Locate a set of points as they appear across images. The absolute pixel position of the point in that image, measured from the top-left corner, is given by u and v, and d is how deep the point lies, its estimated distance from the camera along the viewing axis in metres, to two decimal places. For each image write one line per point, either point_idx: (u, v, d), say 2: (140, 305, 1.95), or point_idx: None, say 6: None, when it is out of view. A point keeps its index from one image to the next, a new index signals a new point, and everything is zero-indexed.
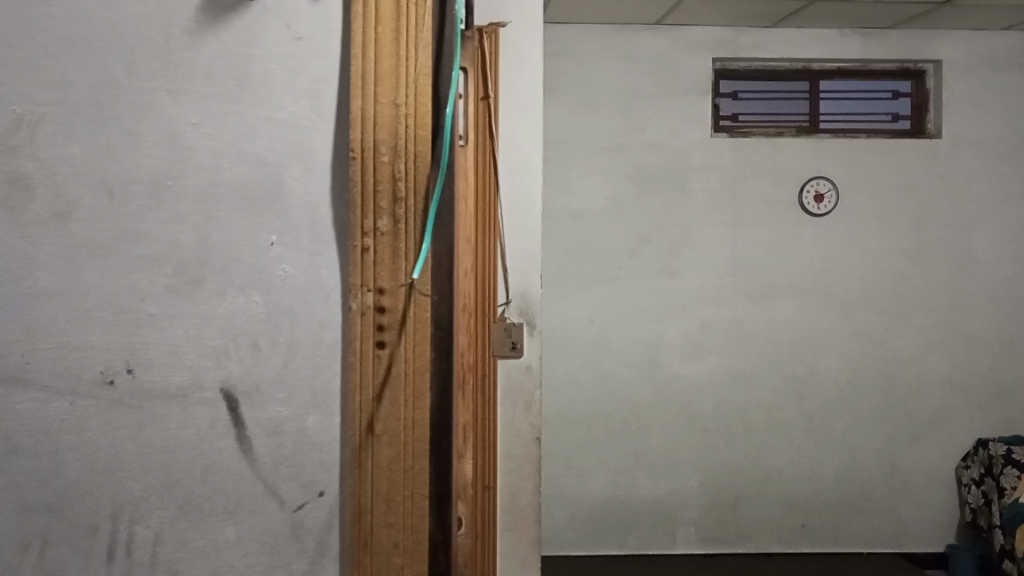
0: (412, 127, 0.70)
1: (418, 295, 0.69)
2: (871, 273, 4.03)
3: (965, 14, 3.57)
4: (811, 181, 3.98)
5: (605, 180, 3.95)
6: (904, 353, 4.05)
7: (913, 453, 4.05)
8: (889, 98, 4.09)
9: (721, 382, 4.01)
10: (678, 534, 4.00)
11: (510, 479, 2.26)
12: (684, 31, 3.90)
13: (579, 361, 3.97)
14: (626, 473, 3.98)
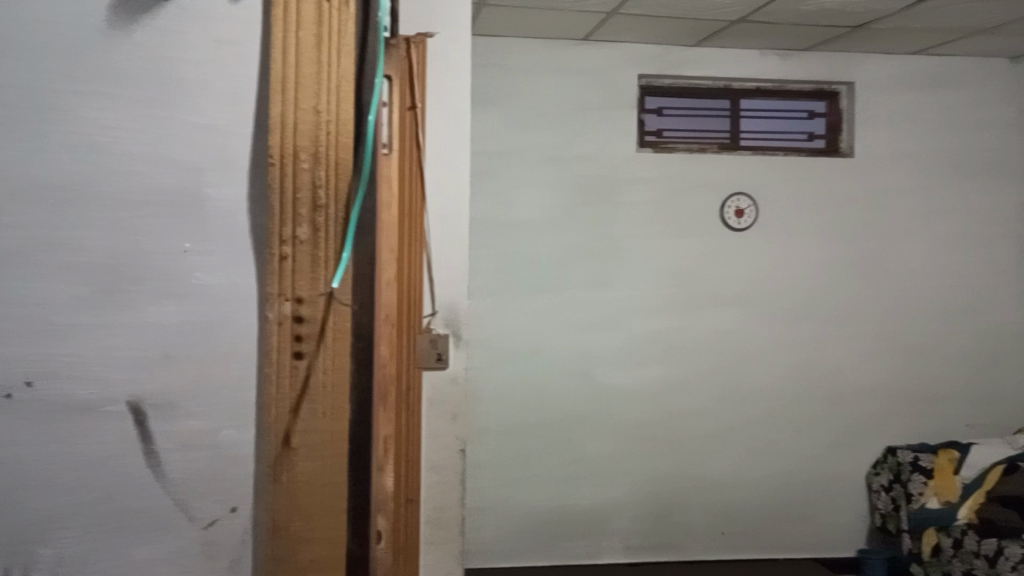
0: (332, 134, 0.74)
1: (337, 304, 0.75)
2: (791, 286, 4.15)
3: (879, 37, 3.72)
4: (733, 197, 4.08)
5: (535, 192, 3.97)
6: (822, 363, 4.18)
7: (828, 461, 4.18)
8: (805, 117, 4.23)
9: (649, 392, 4.06)
10: (604, 544, 4.03)
11: (435, 491, 2.24)
12: (612, 47, 3.97)
13: (510, 371, 3.97)
14: (554, 484, 4.00)
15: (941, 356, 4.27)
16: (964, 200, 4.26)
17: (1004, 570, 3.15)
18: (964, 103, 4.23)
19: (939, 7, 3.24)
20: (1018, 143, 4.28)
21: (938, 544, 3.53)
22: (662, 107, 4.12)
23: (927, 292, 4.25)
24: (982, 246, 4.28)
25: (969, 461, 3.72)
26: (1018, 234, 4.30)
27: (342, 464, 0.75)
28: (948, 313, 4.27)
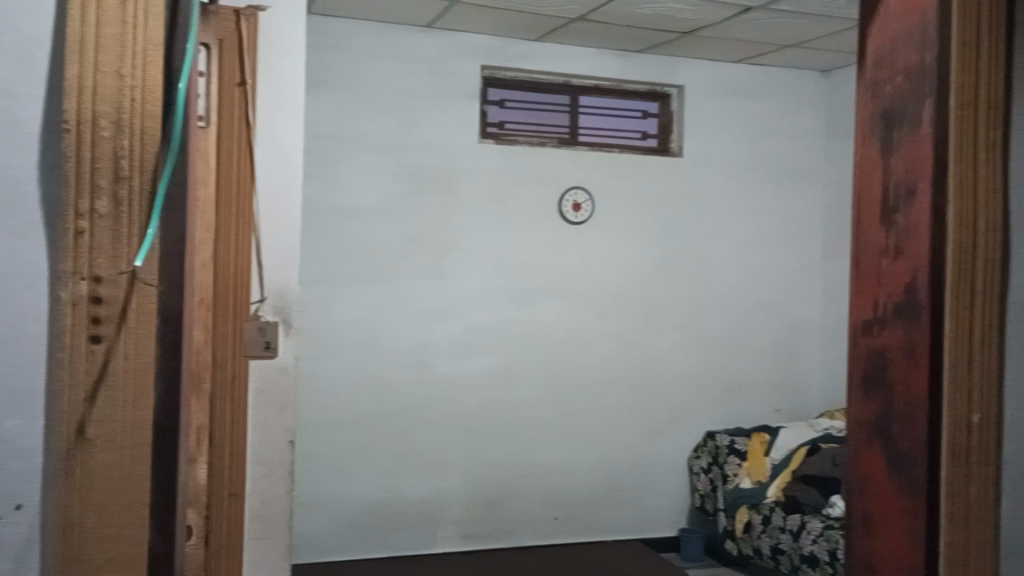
0: (139, 100, 0.67)
1: (141, 284, 0.68)
2: (623, 279, 4.32)
3: (707, 44, 3.92)
4: (571, 191, 4.19)
5: (375, 178, 3.90)
6: (649, 352, 4.38)
7: (654, 445, 4.40)
8: (639, 117, 4.38)
9: (485, 381, 4.10)
10: (439, 534, 4.04)
11: (261, 485, 2.15)
12: (456, 36, 3.97)
13: (346, 362, 3.89)
14: (389, 476, 3.96)
15: (755, 346, 4.58)
16: (777, 201, 4.60)
17: (806, 543, 3.43)
18: (778, 111, 4.57)
19: (757, 20, 3.46)
20: (825, 151, 4.66)
21: (750, 521, 3.79)
22: (504, 99, 4.15)
23: (743, 286, 4.55)
24: (791, 243, 4.64)
25: (778, 444, 4.00)
26: (822, 234, 4.69)
27: (144, 451, 0.68)
28: (761, 307, 4.59)
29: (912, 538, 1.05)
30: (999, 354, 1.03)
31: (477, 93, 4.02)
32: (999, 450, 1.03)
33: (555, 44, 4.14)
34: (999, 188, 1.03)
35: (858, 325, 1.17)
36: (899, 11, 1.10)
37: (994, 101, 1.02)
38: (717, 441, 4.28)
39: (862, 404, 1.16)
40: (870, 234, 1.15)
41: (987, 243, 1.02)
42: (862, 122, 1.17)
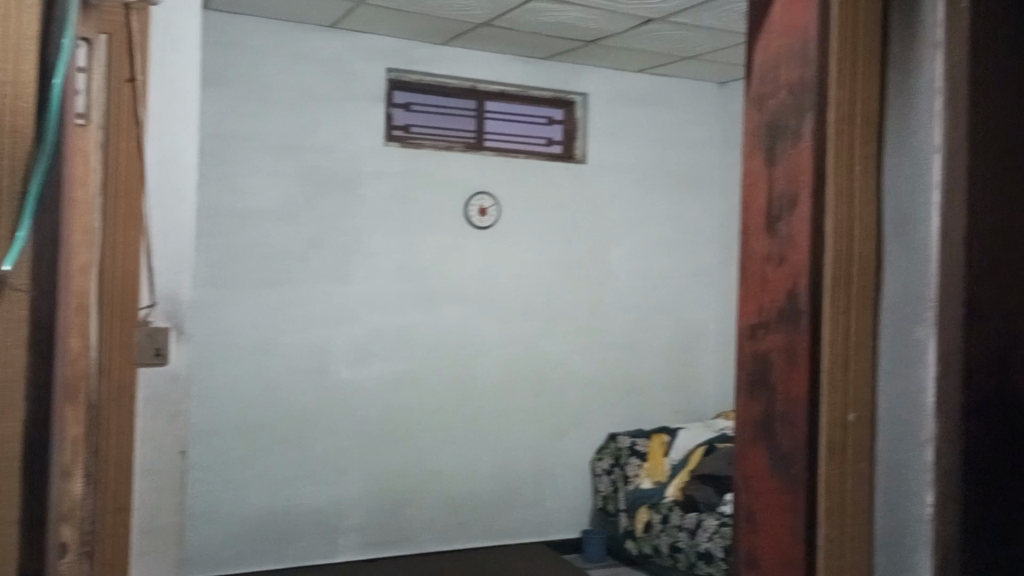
0: (9, 120, 0.76)
1: (12, 287, 0.78)
2: (526, 284, 4.35)
3: (609, 54, 4.00)
4: (475, 196, 4.20)
5: (273, 179, 3.79)
6: (552, 356, 4.41)
7: (556, 448, 4.44)
8: (543, 123, 4.41)
9: (388, 387, 4.05)
10: (340, 542, 3.97)
11: (150, 497, 2.07)
12: (360, 37, 3.92)
13: (242, 369, 3.76)
14: (288, 485, 3.86)
15: (654, 349, 4.69)
16: (675, 208, 4.73)
17: (702, 540, 3.55)
18: (676, 121, 4.70)
19: (659, 32, 3.55)
20: (720, 160, 4.83)
21: (649, 520, 3.88)
22: (409, 102, 4.11)
23: (643, 291, 4.65)
24: (689, 249, 4.77)
25: (676, 445, 4.13)
26: (720, 240, 4.84)
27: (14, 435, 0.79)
28: (659, 312, 4.70)
29: (792, 535, 1.10)
30: (872, 354, 1.11)
31: (381, 96, 3.98)
32: (872, 444, 1.11)
33: (460, 48, 4.14)
34: (872, 199, 1.11)
35: (743, 329, 1.21)
36: (781, 29, 1.15)
37: (869, 117, 1.10)
38: (618, 443, 4.35)
39: (746, 406, 1.20)
40: (754, 241, 1.19)
41: (862, 250, 1.10)
42: (748, 132, 1.21)
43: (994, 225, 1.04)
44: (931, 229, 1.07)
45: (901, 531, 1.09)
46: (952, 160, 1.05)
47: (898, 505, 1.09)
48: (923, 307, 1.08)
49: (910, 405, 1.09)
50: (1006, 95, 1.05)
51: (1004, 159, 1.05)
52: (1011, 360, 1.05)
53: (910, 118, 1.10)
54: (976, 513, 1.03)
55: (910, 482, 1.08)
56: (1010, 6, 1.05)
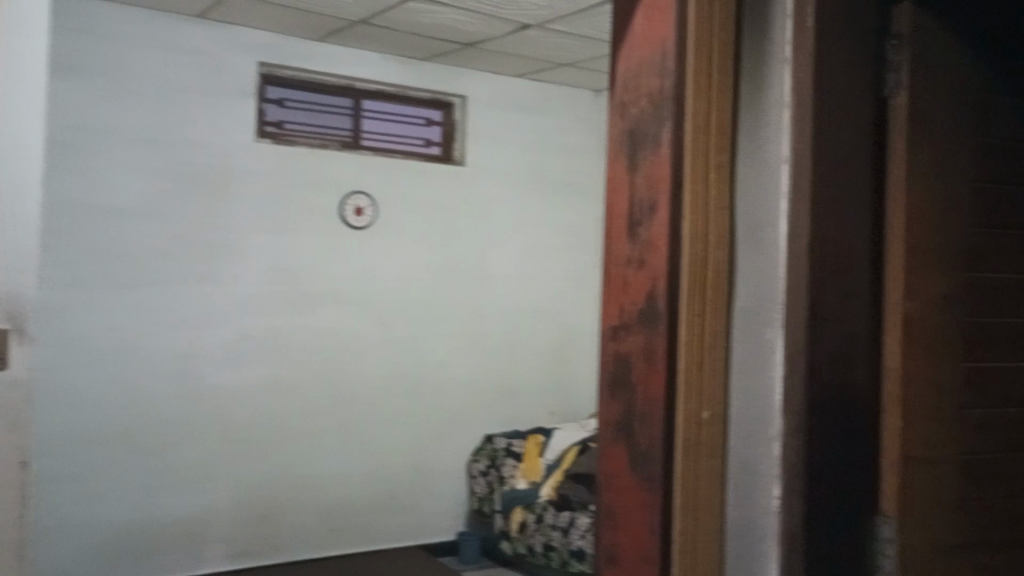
0: None
1: None
2: (404, 283, 3.95)
3: (490, 57, 3.87)
4: (351, 195, 3.81)
5: (133, 171, 3.35)
6: (430, 360, 4.03)
7: (432, 453, 4.04)
8: (422, 125, 4.03)
9: (261, 391, 3.62)
10: (206, 554, 3.52)
11: None
12: (232, 30, 3.52)
13: (97, 370, 3.30)
14: (148, 492, 3.39)
15: (536, 351, 4.36)
16: (560, 195, 4.43)
17: (575, 538, 3.46)
18: (563, 114, 4.43)
19: (536, 38, 3.51)
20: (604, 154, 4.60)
21: (524, 520, 3.76)
22: (284, 98, 3.69)
23: (524, 286, 4.30)
24: (575, 246, 4.49)
25: (552, 445, 3.95)
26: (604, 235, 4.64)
27: None
28: (541, 313, 4.37)
29: (649, 530, 1.14)
30: (725, 353, 1.15)
31: (251, 90, 3.58)
32: (724, 442, 1.16)
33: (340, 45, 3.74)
34: (726, 206, 1.15)
35: (606, 331, 1.23)
36: (642, 40, 1.19)
37: (723, 128, 1.14)
38: (494, 445, 4.08)
39: (607, 406, 1.22)
40: (617, 246, 1.22)
41: (717, 255, 1.14)
42: (612, 139, 1.24)
43: (835, 234, 1.11)
44: (778, 236, 1.13)
45: (750, 525, 1.14)
46: (798, 170, 1.11)
47: (747, 499, 1.15)
48: (771, 310, 1.13)
49: (758, 403, 1.14)
50: (846, 112, 1.12)
51: (843, 173, 1.12)
52: (848, 360, 1.12)
53: (761, 130, 1.16)
54: (816, 503, 1.10)
55: (757, 477, 1.14)
56: (850, 29, 1.12)
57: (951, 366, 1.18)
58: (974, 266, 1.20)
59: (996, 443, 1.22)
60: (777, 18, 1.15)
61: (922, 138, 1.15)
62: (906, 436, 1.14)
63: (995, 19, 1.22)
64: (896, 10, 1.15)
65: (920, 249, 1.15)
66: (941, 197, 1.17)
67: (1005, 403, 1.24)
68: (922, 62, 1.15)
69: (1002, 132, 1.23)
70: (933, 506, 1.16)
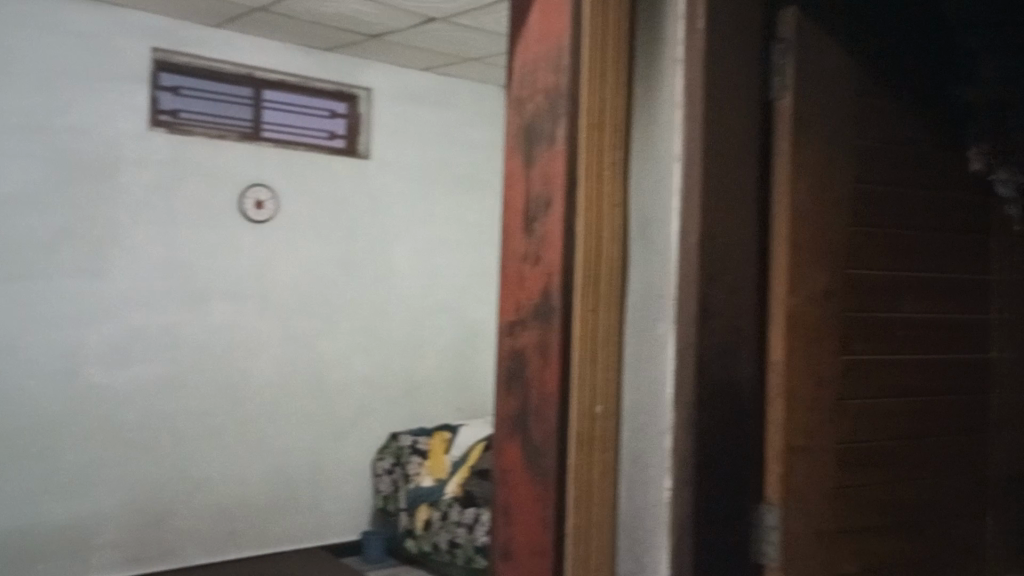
0: None
1: None
2: (302, 273, 3.74)
3: (396, 52, 3.68)
4: (250, 188, 3.59)
5: (10, 156, 3.07)
6: (331, 359, 3.82)
7: (332, 450, 3.83)
8: (326, 117, 3.81)
9: (151, 392, 3.37)
10: (93, 560, 3.25)
11: None
12: (119, 12, 3.26)
13: None
14: (28, 499, 3.11)
15: (442, 347, 4.19)
16: (469, 187, 4.28)
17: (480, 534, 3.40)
18: (474, 107, 4.28)
19: (441, 35, 3.34)
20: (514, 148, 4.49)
21: (428, 519, 3.62)
22: (179, 86, 3.44)
23: (427, 278, 4.12)
24: (482, 242, 4.34)
25: (458, 442, 3.83)
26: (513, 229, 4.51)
27: None
28: (445, 310, 4.19)
29: (543, 524, 1.14)
30: (618, 348, 1.17)
31: (143, 76, 3.33)
32: (617, 435, 1.17)
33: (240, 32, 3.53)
34: (620, 204, 1.16)
35: (503, 326, 1.23)
36: (538, 37, 1.19)
37: (616, 125, 1.15)
38: (400, 443, 3.90)
39: (504, 401, 1.23)
40: (513, 241, 1.22)
41: (610, 251, 1.15)
42: (509, 135, 1.24)
43: (724, 231, 1.14)
44: (670, 233, 1.16)
45: (640, 517, 1.17)
46: (688, 168, 1.13)
47: (639, 491, 1.17)
48: (662, 305, 1.17)
49: (649, 397, 1.17)
50: (734, 112, 1.15)
51: (732, 171, 1.15)
52: (735, 354, 1.15)
53: (654, 129, 1.18)
54: (704, 494, 1.12)
55: (648, 468, 1.17)
56: (738, 33, 1.15)
57: (832, 359, 1.23)
58: (853, 263, 1.26)
59: (873, 432, 1.28)
60: (669, 20, 1.17)
61: (805, 139, 1.19)
62: (789, 427, 1.18)
63: (874, 27, 1.27)
64: (780, 16, 1.19)
65: (804, 247, 1.20)
66: (823, 197, 1.22)
67: (882, 394, 1.30)
68: (805, 67, 1.19)
69: (879, 135, 1.29)
70: (817, 494, 1.21)
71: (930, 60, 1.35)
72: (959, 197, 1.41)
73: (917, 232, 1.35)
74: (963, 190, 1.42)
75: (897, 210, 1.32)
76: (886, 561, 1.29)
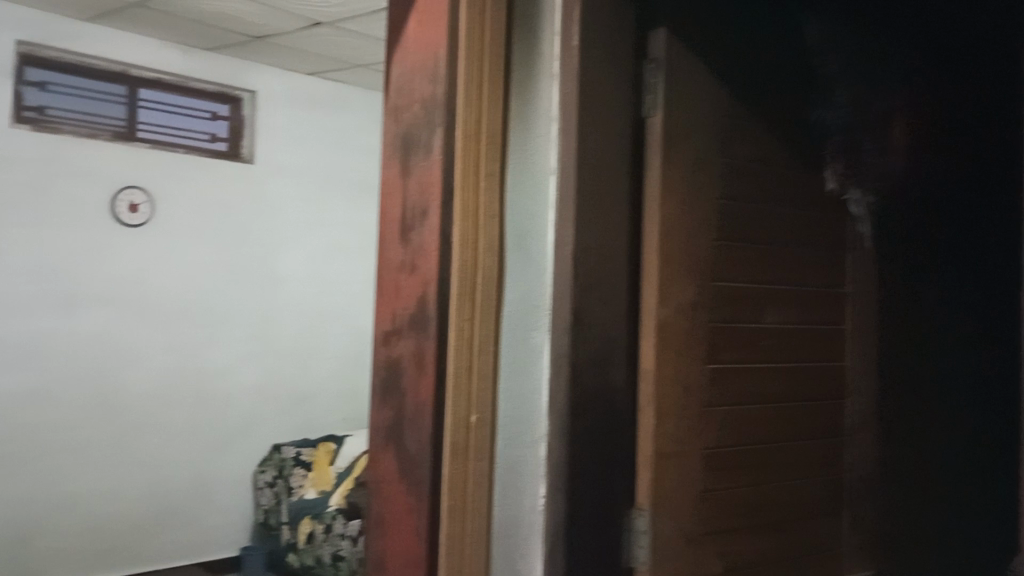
0: None
1: None
2: (182, 279, 3.57)
3: (284, 55, 3.59)
4: (124, 189, 3.39)
5: None
6: (215, 367, 3.67)
7: (215, 460, 3.69)
8: (207, 118, 3.65)
9: (14, 403, 3.14)
10: None
11: None
12: None
13: None
14: None
15: (332, 357, 4.12)
16: (361, 195, 4.24)
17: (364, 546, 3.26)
18: (364, 115, 4.23)
19: (331, 40, 3.29)
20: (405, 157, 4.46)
21: (311, 533, 3.45)
22: (47, 81, 3.23)
23: (315, 286, 4.03)
24: (373, 250, 4.28)
25: (343, 452, 3.77)
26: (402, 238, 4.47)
27: None
28: (336, 318, 4.13)
29: (417, 533, 1.14)
30: (494, 358, 1.17)
31: (7, 69, 3.11)
32: (492, 445, 1.17)
33: (115, 27, 3.34)
34: (496, 214, 1.17)
35: (378, 336, 1.23)
36: (416, 46, 1.19)
37: (493, 136, 1.16)
38: (283, 454, 3.77)
39: (379, 411, 1.22)
40: (389, 250, 1.22)
41: (487, 261, 1.16)
42: (386, 143, 1.24)
43: (597, 243, 1.17)
44: (546, 243, 1.19)
45: (516, 523, 1.19)
46: (563, 180, 1.15)
47: (514, 498, 1.19)
48: (539, 315, 1.19)
49: (525, 406, 1.19)
50: (607, 126, 1.18)
51: (605, 184, 1.17)
52: (606, 363, 1.18)
53: (530, 141, 1.20)
54: (576, 502, 1.14)
55: (523, 476, 1.18)
56: (611, 49, 1.18)
57: (700, 367, 1.28)
58: (719, 275, 1.31)
59: (739, 436, 1.34)
60: (546, 37, 1.20)
61: (675, 155, 1.24)
62: (659, 434, 1.22)
63: (737, 50, 1.34)
64: (651, 35, 1.24)
65: (673, 258, 1.24)
66: (692, 212, 1.27)
67: (747, 401, 1.36)
68: (674, 86, 1.24)
69: (745, 153, 1.36)
70: (684, 498, 1.25)
71: (787, 84, 1.44)
72: (819, 213, 1.51)
73: (779, 246, 1.43)
74: (820, 205, 1.51)
75: (761, 226, 1.39)
76: (750, 560, 1.35)
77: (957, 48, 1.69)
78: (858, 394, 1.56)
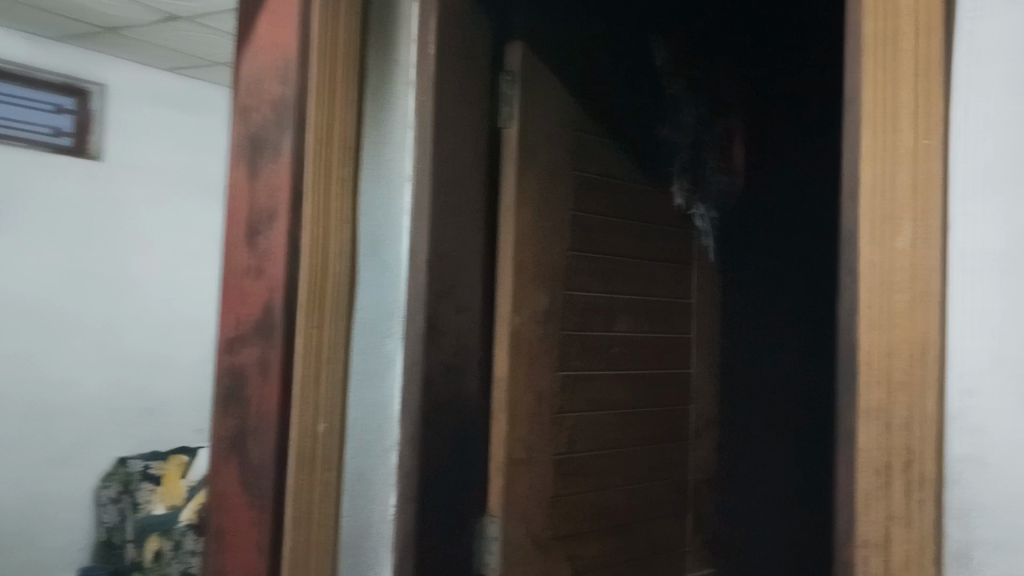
0: None
1: None
2: (17, 281, 3.17)
3: (136, 49, 3.36)
4: None
5: None
6: (53, 377, 3.27)
7: (51, 478, 3.29)
8: (48, 111, 3.27)
9: None
10: None
11: None
12: None
13: None
14: None
15: (184, 369, 3.77)
16: (210, 193, 3.87)
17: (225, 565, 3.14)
18: (220, 114, 3.92)
19: (190, 34, 3.15)
20: None
21: (158, 551, 3.29)
22: None
23: (162, 296, 3.67)
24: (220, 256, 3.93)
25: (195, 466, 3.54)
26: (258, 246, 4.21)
27: None
28: (185, 327, 3.77)
29: (258, 547, 1.11)
30: (344, 366, 1.15)
31: None
32: (341, 455, 1.15)
33: None
34: (348, 219, 1.15)
35: (222, 342, 1.18)
36: (265, 44, 1.16)
37: (345, 140, 1.14)
38: (129, 468, 3.43)
39: (221, 421, 1.17)
40: (235, 254, 1.18)
41: (337, 267, 1.14)
42: (233, 144, 1.20)
43: (452, 251, 1.16)
44: (400, 250, 1.18)
45: (364, 534, 1.17)
46: (418, 185, 1.14)
47: (363, 508, 1.17)
48: (392, 322, 1.17)
49: (375, 414, 1.17)
50: (462, 135, 1.18)
51: (460, 191, 1.17)
52: (458, 371, 1.17)
53: (384, 147, 1.19)
54: (427, 512, 1.12)
55: (372, 486, 1.17)
56: (467, 58, 1.18)
57: (552, 374, 1.30)
58: (571, 284, 1.35)
59: (590, 442, 1.38)
60: (404, 43, 1.19)
61: (530, 166, 1.26)
62: (511, 441, 1.23)
63: (589, 66, 1.39)
64: (508, 48, 1.26)
65: (527, 267, 1.26)
66: (546, 223, 1.30)
67: (597, 407, 1.40)
68: (529, 98, 1.26)
69: (597, 166, 1.40)
70: (534, 504, 1.27)
71: (635, 103, 1.52)
72: (665, 225, 1.59)
73: (629, 257, 1.48)
74: (666, 220, 1.59)
75: (613, 237, 1.45)
76: (598, 563, 1.39)
77: (789, 86, 1.96)
78: (699, 396, 1.71)
